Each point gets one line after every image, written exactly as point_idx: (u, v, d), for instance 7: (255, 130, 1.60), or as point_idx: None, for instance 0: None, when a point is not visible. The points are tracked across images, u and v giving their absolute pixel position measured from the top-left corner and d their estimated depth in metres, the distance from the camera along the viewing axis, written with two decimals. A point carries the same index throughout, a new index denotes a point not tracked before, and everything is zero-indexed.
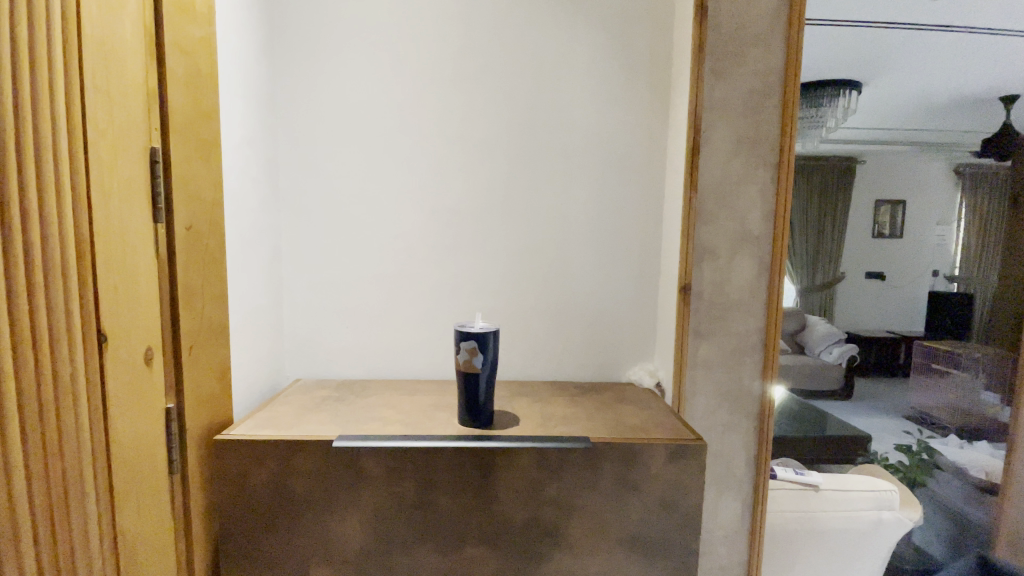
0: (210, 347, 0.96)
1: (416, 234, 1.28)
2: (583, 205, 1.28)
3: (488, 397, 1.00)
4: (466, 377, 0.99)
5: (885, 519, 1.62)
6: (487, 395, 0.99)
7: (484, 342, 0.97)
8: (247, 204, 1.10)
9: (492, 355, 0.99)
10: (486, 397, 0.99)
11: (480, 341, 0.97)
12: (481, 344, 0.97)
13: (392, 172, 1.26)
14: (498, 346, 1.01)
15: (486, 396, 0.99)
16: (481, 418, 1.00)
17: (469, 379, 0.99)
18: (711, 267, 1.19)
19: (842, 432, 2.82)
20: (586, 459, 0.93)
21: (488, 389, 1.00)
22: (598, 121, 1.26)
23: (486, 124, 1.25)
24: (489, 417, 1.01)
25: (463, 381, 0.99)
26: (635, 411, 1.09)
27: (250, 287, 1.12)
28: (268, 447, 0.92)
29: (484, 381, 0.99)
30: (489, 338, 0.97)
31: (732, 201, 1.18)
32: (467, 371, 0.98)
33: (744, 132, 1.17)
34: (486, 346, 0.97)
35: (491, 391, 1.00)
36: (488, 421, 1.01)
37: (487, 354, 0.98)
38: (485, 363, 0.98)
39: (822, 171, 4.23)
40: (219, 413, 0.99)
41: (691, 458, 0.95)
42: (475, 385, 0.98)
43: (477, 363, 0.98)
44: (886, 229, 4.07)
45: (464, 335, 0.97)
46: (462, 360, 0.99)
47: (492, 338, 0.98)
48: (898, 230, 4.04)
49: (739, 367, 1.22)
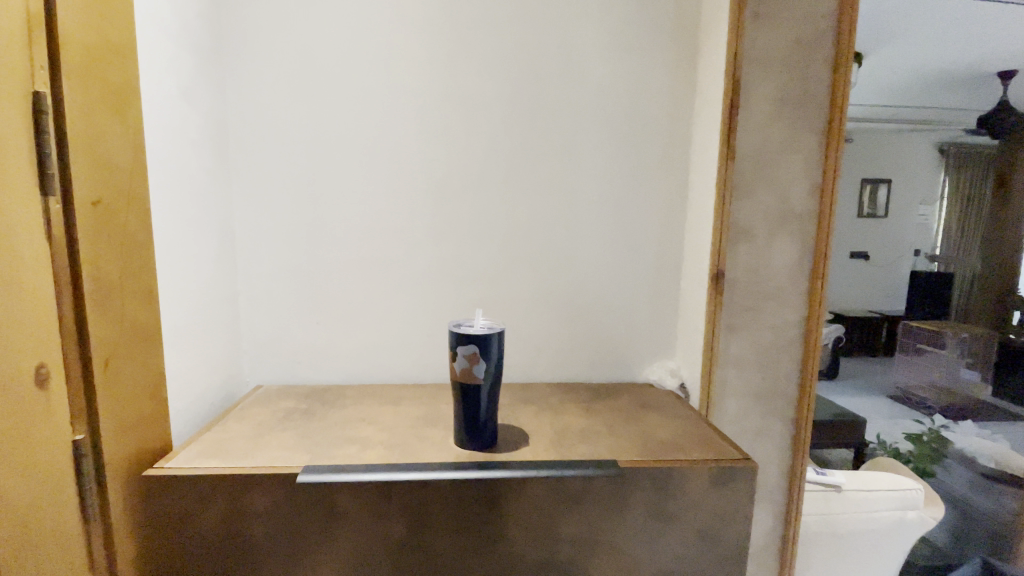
0: (136, 357, 0.74)
1: (398, 212, 1.08)
2: (595, 178, 1.09)
3: (490, 413, 0.81)
4: (463, 389, 0.80)
5: (908, 518, 1.52)
6: (488, 411, 0.81)
7: (486, 347, 0.79)
8: (184, 172, 0.88)
9: (496, 362, 0.80)
10: (488, 413, 0.81)
11: (481, 345, 0.78)
12: (481, 349, 0.79)
13: (370, 137, 1.04)
14: (503, 351, 0.83)
15: (488, 412, 0.81)
16: (482, 439, 0.81)
17: (466, 392, 0.80)
18: (747, 251, 1.01)
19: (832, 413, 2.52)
20: (613, 488, 0.75)
21: (490, 404, 0.81)
22: (616, 78, 1.06)
23: (482, 79, 1.05)
24: (492, 437, 0.82)
25: (460, 394, 0.81)
26: (663, 422, 0.92)
27: (193, 279, 0.90)
28: (216, 483, 0.72)
29: (486, 393, 0.80)
30: (491, 341, 0.79)
31: (774, 172, 1.00)
32: (464, 382, 0.80)
33: (790, 90, 0.98)
34: (487, 351, 0.79)
35: (494, 405, 0.82)
36: (491, 441, 0.82)
37: (489, 362, 0.79)
38: (486, 373, 0.80)
39: None
40: (152, 438, 0.78)
41: (739, 481, 0.78)
42: (474, 398, 0.80)
43: (476, 373, 0.79)
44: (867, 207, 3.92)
45: (462, 338, 0.79)
46: (458, 367, 0.80)
47: (496, 342, 0.80)
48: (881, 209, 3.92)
49: (775, 366, 1.06)
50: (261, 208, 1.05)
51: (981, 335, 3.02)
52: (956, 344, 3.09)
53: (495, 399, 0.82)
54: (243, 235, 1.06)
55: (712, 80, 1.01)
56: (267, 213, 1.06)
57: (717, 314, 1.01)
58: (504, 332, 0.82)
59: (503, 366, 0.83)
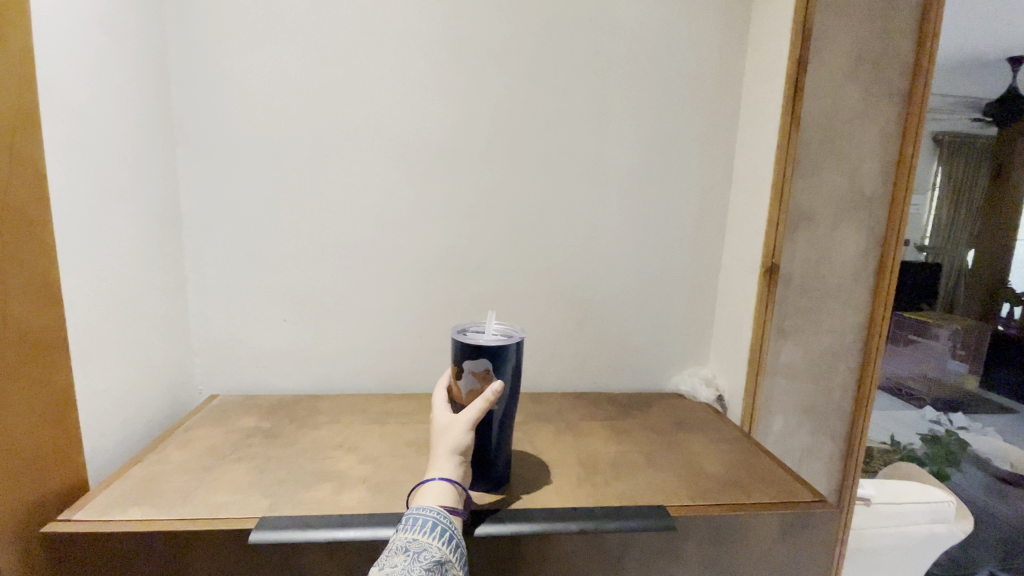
0: (30, 374, 0.54)
1: (382, 186, 0.88)
2: (624, 150, 0.91)
3: (502, 446, 0.64)
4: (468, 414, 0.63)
5: (937, 534, 1.35)
6: (500, 442, 0.63)
7: (501, 361, 0.61)
8: (97, 121, 0.66)
9: (511, 380, 0.63)
10: (499, 445, 0.63)
11: (495, 358, 0.61)
12: (495, 362, 0.61)
13: (353, 93, 0.85)
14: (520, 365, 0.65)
15: (499, 444, 0.63)
16: (492, 478, 0.64)
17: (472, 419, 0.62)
18: (806, 240, 0.86)
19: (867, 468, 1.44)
20: (662, 543, 0.59)
21: (502, 433, 0.64)
22: (654, 28, 0.88)
23: (491, 27, 0.85)
24: (503, 475, 0.65)
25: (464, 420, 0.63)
26: (709, 451, 0.76)
27: (115, 259, 0.70)
28: (143, 544, 0.54)
29: (499, 421, 0.63)
30: (508, 353, 0.62)
31: (844, 146, 0.85)
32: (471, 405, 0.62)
33: (867, 46, 0.82)
34: (502, 366, 0.61)
35: (507, 435, 0.64)
36: (501, 481, 0.65)
37: (503, 379, 0.62)
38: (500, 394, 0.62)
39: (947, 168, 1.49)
40: (56, 477, 0.58)
41: (813, 529, 0.62)
42: (484, 426, 0.62)
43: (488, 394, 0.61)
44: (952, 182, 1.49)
45: (470, 351, 0.61)
46: (462, 386, 0.62)
47: (513, 354, 0.62)
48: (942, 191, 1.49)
49: (829, 376, 0.91)
50: (214, 179, 0.85)
51: (960, 323, 1.60)
52: (951, 335, 1.61)
53: (510, 426, 0.65)
54: (191, 212, 0.86)
55: (773, 32, 0.83)
56: (220, 184, 0.86)
57: (770, 313, 0.85)
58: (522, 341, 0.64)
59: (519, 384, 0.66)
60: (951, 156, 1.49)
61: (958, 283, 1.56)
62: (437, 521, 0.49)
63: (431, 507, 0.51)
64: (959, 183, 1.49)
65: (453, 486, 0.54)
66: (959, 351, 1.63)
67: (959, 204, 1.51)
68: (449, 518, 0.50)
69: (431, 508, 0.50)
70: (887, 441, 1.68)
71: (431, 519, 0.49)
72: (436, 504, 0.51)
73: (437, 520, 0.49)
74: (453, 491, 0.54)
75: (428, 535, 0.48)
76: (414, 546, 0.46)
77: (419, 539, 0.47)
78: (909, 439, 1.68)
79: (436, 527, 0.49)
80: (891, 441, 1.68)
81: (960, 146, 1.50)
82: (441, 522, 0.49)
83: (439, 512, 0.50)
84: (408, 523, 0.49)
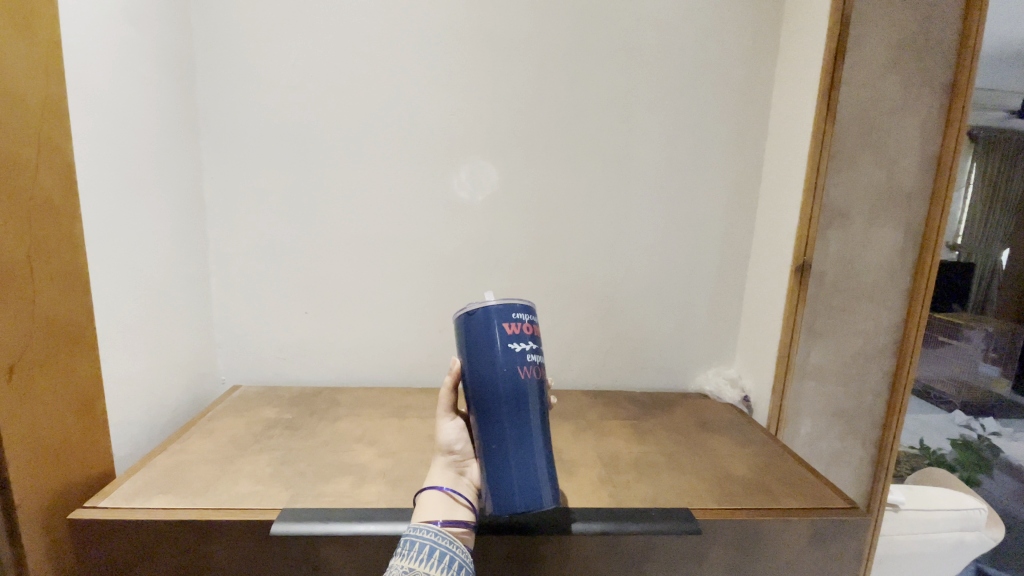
0: (58, 364, 0.55)
1: (403, 180, 0.88)
2: (651, 145, 0.89)
3: (519, 448, 0.51)
4: (476, 404, 0.53)
5: (966, 540, 1.29)
6: (516, 443, 0.51)
7: (500, 334, 0.52)
8: (120, 111, 0.66)
9: (525, 358, 0.52)
10: (517, 445, 0.51)
11: (495, 329, 0.52)
12: (494, 331, 0.52)
13: (377, 85, 0.84)
14: (539, 344, 0.54)
15: (517, 444, 0.51)
16: (516, 498, 0.50)
17: (479, 410, 0.52)
18: (839, 236, 0.84)
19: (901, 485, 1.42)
20: (685, 546, 0.57)
21: (522, 428, 0.52)
22: (683, 17, 0.85)
23: (515, 19, 0.84)
24: (532, 494, 0.51)
25: (475, 412, 0.53)
26: (734, 452, 0.75)
27: (139, 250, 0.71)
28: (164, 534, 0.54)
29: (511, 414, 0.51)
30: (509, 321, 0.52)
31: (879, 140, 0.82)
32: (476, 388, 0.52)
33: (909, 34, 0.79)
34: (505, 337, 0.52)
35: (529, 436, 0.52)
36: (530, 501, 0.51)
37: (509, 360, 0.52)
38: (505, 375, 0.51)
39: (992, 164, 1.40)
40: (84, 465, 0.59)
41: (845, 537, 0.60)
42: (495, 416, 0.52)
43: (490, 373, 0.51)
44: (996, 177, 1.39)
45: (467, 325, 0.53)
46: (467, 365, 0.54)
47: (517, 323, 0.53)
48: (987, 187, 1.40)
49: (862, 378, 0.89)
50: (238, 173, 0.86)
51: (993, 325, 1.51)
52: (981, 338, 1.53)
53: (533, 425, 0.52)
54: (215, 204, 0.87)
55: (808, 20, 0.80)
56: (245, 175, 0.86)
57: (800, 311, 0.83)
58: (534, 313, 0.55)
59: (545, 371, 0.54)
60: (999, 148, 1.40)
61: (993, 286, 1.46)
62: (435, 546, 0.46)
63: (428, 527, 0.48)
64: (1005, 178, 1.40)
65: (446, 492, 0.51)
66: (992, 354, 1.56)
67: (1006, 201, 1.41)
68: (449, 539, 0.47)
69: (428, 529, 0.47)
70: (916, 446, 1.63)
71: (428, 544, 0.46)
72: (433, 525, 0.48)
73: (435, 544, 0.46)
74: (446, 500, 0.51)
75: (425, 564, 0.45)
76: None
77: (415, 570, 0.44)
78: (938, 444, 1.62)
79: (435, 552, 0.46)
80: (920, 446, 1.62)
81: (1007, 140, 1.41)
82: (440, 545, 0.46)
83: (437, 534, 0.47)
84: (405, 547, 0.46)
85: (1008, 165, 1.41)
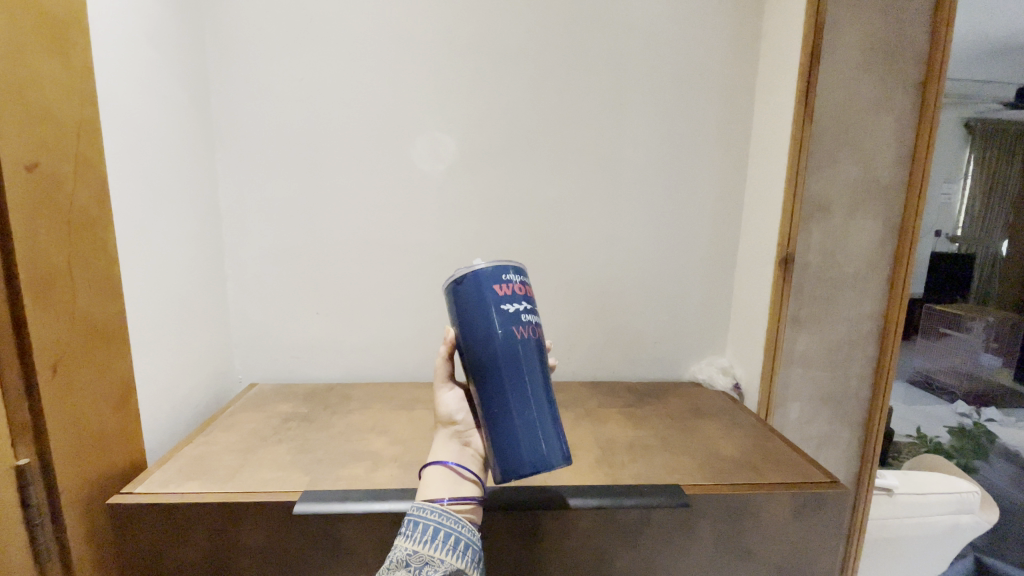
0: (94, 360, 0.59)
1: (405, 185, 0.92)
2: (640, 146, 0.94)
3: (522, 403, 0.55)
4: (476, 366, 0.57)
5: (961, 524, 1.32)
6: (518, 398, 0.55)
7: (491, 297, 0.56)
8: (142, 126, 0.71)
9: (519, 318, 0.56)
10: (520, 400, 0.56)
11: (487, 292, 0.56)
12: (488, 294, 0.56)
13: (380, 96, 0.89)
14: (532, 304, 0.59)
15: (518, 400, 0.55)
16: (524, 451, 0.55)
17: (480, 373, 0.56)
18: (821, 229, 0.89)
19: (909, 472, 1.40)
20: (676, 518, 0.62)
21: (522, 385, 0.56)
22: (666, 25, 0.90)
23: (509, 32, 0.89)
24: (537, 446, 0.55)
25: (476, 375, 0.57)
26: (723, 434, 0.79)
27: (162, 256, 0.75)
28: (193, 517, 0.59)
29: (511, 373, 0.55)
30: (501, 283, 0.57)
31: (857, 136, 0.87)
32: (475, 351, 0.56)
33: (882, 35, 0.83)
34: (498, 298, 0.56)
35: (530, 390, 0.56)
36: (536, 452, 0.55)
37: (502, 321, 0.56)
38: (501, 336, 0.55)
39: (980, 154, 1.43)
40: (117, 455, 0.64)
41: (827, 509, 0.64)
42: (496, 375, 0.56)
43: (488, 334, 0.55)
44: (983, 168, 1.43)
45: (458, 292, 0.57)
46: (464, 330, 0.57)
47: (507, 285, 0.57)
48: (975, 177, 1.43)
49: (846, 363, 0.94)
50: (251, 183, 0.91)
51: (993, 315, 1.53)
52: (984, 327, 1.55)
53: (533, 379, 0.57)
54: (230, 213, 0.92)
55: (786, 25, 0.85)
56: (257, 185, 0.91)
57: (783, 307, 0.87)
58: (523, 274, 0.59)
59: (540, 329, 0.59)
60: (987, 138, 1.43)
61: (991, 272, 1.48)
62: (439, 528, 0.50)
63: (432, 508, 0.52)
64: (992, 169, 1.44)
65: (449, 467, 0.55)
66: (992, 344, 1.56)
67: (994, 190, 1.45)
68: (452, 521, 0.51)
69: (432, 511, 0.51)
70: (913, 434, 1.64)
71: (432, 525, 0.50)
72: (437, 504, 0.52)
73: (438, 525, 0.50)
74: (450, 474, 0.55)
75: (429, 547, 0.49)
76: (415, 560, 0.48)
77: (420, 553, 0.48)
78: (936, 432, 1.63)
79: (439, 533, 0.50)
80: (918, 434, 1.63)
81: (995, 131, 1.44)
82: (445, 526, 0.50)
83: (440, 514, 0.51)
84: (409, 528, 0.50)
85: (1003, 159, 1.45)
